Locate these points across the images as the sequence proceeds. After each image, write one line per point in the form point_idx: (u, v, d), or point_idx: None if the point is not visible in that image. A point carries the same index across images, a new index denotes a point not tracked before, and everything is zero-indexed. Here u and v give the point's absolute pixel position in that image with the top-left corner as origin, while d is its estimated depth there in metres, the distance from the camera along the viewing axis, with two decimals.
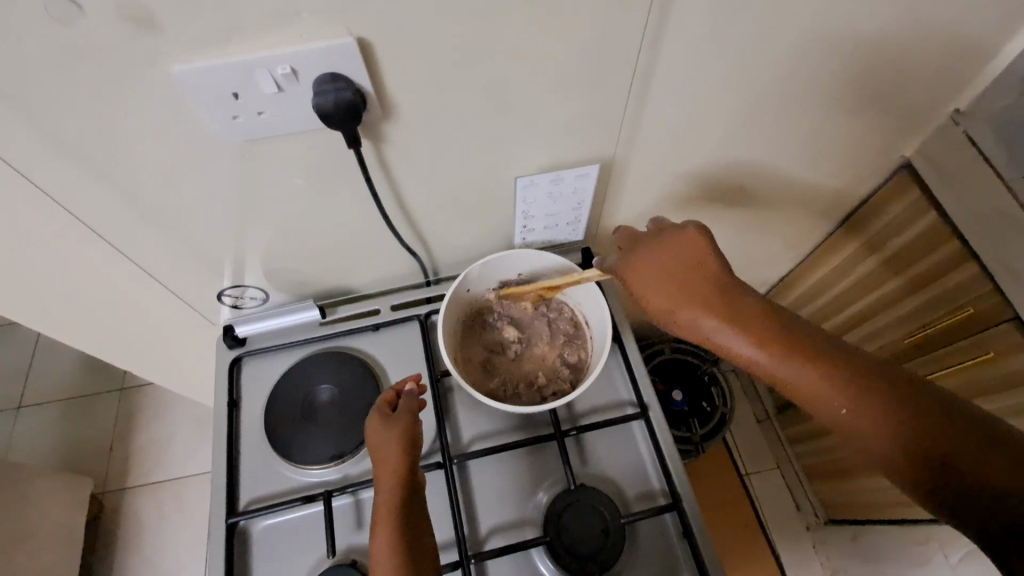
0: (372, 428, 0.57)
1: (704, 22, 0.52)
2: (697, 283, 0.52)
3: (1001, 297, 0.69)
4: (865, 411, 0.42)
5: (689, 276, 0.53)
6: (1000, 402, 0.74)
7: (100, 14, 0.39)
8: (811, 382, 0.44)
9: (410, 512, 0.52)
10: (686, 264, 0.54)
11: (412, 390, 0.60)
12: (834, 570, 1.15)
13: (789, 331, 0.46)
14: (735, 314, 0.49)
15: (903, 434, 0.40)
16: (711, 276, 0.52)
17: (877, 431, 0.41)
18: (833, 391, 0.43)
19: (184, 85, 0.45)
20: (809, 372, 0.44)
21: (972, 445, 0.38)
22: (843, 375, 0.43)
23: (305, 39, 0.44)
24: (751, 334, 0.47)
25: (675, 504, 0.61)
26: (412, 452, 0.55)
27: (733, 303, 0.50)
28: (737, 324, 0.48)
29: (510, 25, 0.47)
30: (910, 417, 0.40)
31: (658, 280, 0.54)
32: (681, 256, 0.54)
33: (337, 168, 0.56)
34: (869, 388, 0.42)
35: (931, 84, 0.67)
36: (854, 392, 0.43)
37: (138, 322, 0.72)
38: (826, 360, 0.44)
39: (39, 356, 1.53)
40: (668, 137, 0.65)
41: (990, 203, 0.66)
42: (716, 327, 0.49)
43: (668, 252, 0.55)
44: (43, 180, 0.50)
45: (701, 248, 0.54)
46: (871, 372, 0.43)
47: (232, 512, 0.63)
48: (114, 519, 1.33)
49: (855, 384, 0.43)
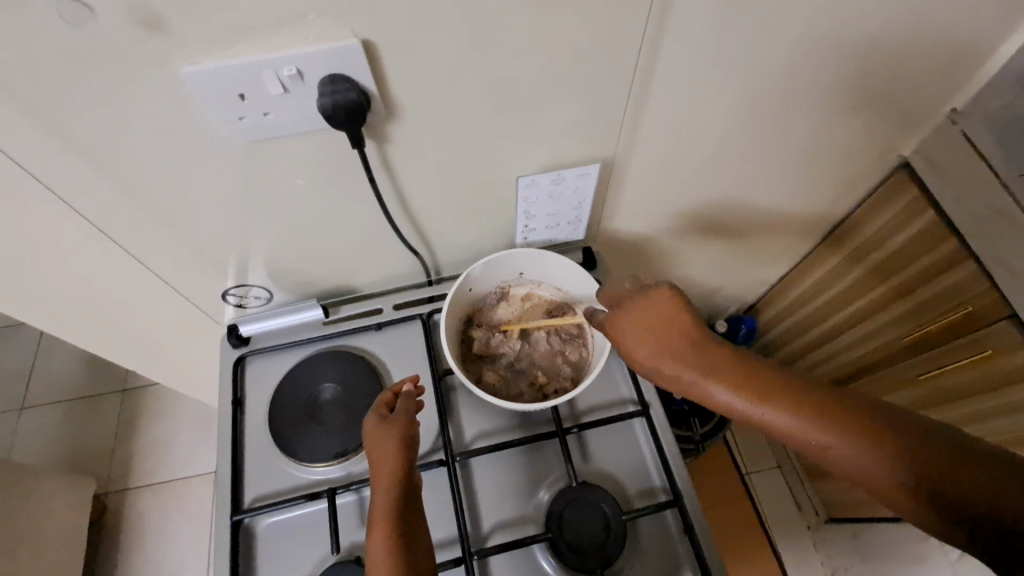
0: (369, 430, 0.57)
1: (704, 23, 0.53)
2: (676, 344, 0.51)
3: (999, 295, 0.70)
4: (868, 457, 0.42)
5: (665, 334, 0.52)
6: (999, 399, 0.75)
7: (108, 17, 0.40)
8: (807, 432, 0.44)
9: (407, 515, 0.53)
10: (663, 322, 0.53)
11: (410, 391, 0.60)
12: (835, 569, 1.15)
13: (773, 383, 0.46)
14: (721, 373, 0.48)
15: (907, 471, 0.40)
16: (689, 332, 0.51)
17: (882, 472, 0.41)
18: (830, 441, 0.43)
19: (191, 86, 0.45)
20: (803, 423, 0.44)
21: (977, 474, 0.38)
22: (836, 420, 0.43)
23: (311, 41, 0.45)
24: (737, 391, 0.47)
25: (676, 500, 0.62)
26: (409, 455, 0.55)
27: (716, 360, 0.49)
28: (726, 382, 0.47)
29: (513, 26, 0.48)
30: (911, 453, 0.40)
31: (642, 341, 0.53)
32: (657, 313, 0.53)
33: (341, 169, 0.56)
34: (864, 434, 0.42)
35: (927, 86, 0.68)
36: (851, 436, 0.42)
37: (143, 321, 0.73)
38: (818, 408, 0.44)
39: (41, 357, 1.53)
40: (668, 137, 0.66)
41: (990, 202, 0.67)
42: (700, 383, 0.49)
43: (642, 311, 0.54)
44: (51, 180, 0.51)
45: (673, 304, 0.53)
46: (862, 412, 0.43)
47: (237, 510, 0.63)
48: (116, 518, 1.33)
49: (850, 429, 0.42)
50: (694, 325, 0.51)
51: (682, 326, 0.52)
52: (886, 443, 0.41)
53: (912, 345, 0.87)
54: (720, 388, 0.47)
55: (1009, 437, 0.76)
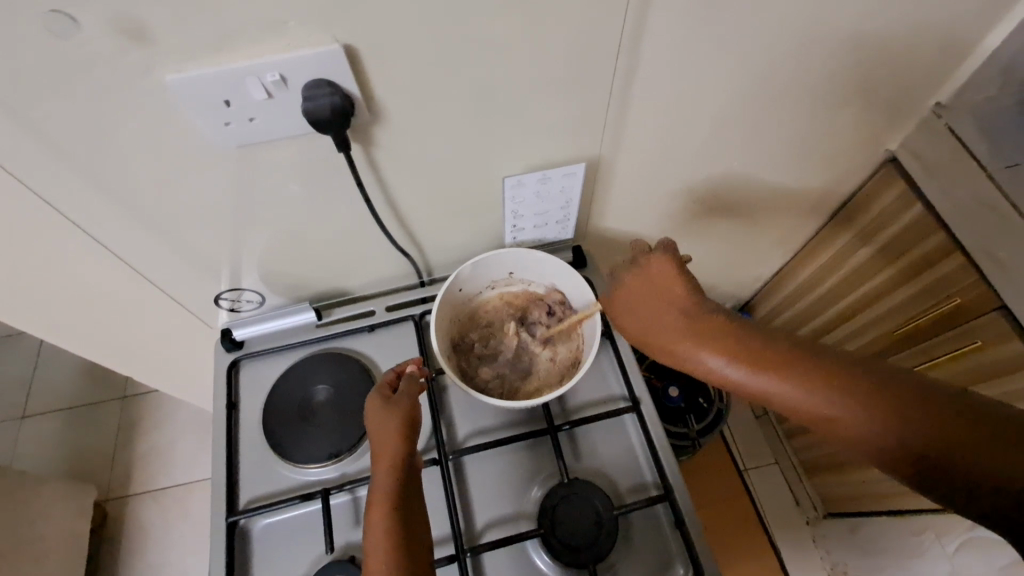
0: (371, 412, 0.58)
1: (683, 22, 0.54)
2: (671, 315, 0.53)
3: (987, 286, 0.70)
4: (877, 429, 0.41)
5: (661, 309, 0.54)
6: (990, 390, 0.75)
7: (92, 27, 0.41)
8: (805, 394, 0.44)
9: (407, 498, 0.53)
10: (663, 298, 0.55)
11: (412, 373, 0.62)
12: (835, 563, 1.15)
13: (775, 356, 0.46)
14: (719, 342, 0.49)
15: (922, 438, 0.40)
16: (683, 300, 0.53)
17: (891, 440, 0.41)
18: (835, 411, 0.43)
19: (177, 92, 0.46)
20: (801, 390, 0.44)
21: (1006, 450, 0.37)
22: (838, 386, 0.43)
23: (294, 47, 0.46)
24: (737, 362, 0.48)
25: (667, 494, 0.62)
26: (411, 437, 0.56)
27: (710, 326, 0.50)
28: (720, 350, 0.49)
29: (492, 30, 0.49)
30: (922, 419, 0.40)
31: (641, 312, 0.56)
32: (655, 281, 0.56)
33: (330, 173, 0.57)
34: (870, 404, 0.42)
35: (908, 80, 0.69)
36: (857, 406, 0.42)
37: (139, 327, 0.73)
38: (823, 372, 0.44)
39: (41, 366, 1.54)
40: (653, 135, 0.67)
41: (976, 194, 0.67)
42: (695, 352, 0.50)
43: (642, 276, 0.57)
44: (40, 187, 0.51)
45: (668, 269, 0.55)
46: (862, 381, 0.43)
47: (232, 512, 0.64)
48: (118, 525, 1.34)
49: (857, 398, 0.42)
50: (690, 293, 0.54)
51: (679, 292, 0.54)
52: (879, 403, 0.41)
53: (904, 337, 0.87)
54: (712, 357, 0.49)
55: None
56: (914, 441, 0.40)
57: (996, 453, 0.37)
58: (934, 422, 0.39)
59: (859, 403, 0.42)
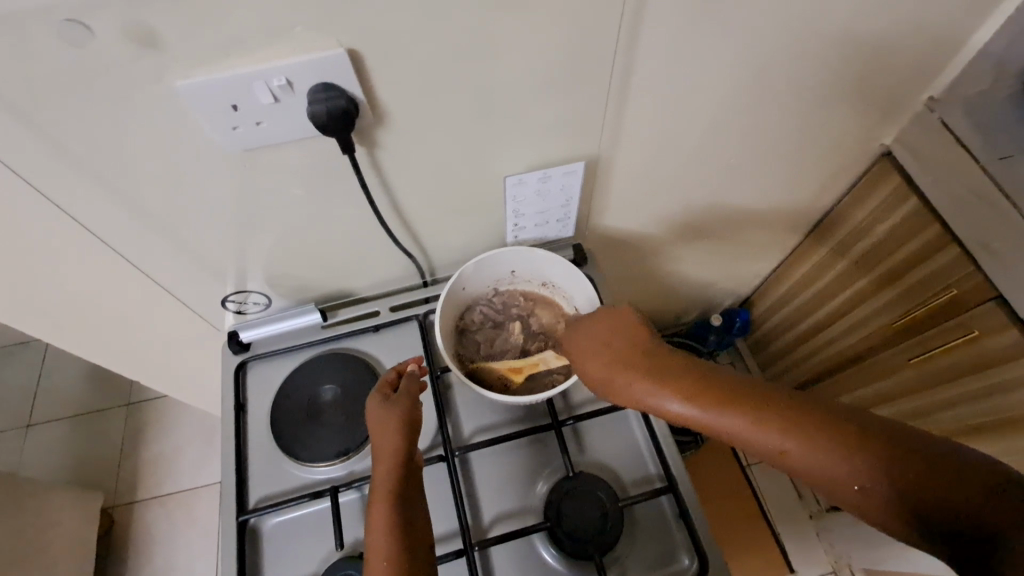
0: (371, 409, 0.59)
1: (679, 21, 0.55)
2: (632, 356, 0.54)
3: (983, 278, 0.71)
4: (845, 469, 0.41)
5: (621, 351, 0.55)
6: (989, 379, 0.76)
7: (104, 35, 0.42)
8: (773, 437, 0.44)
9: (407, 496, 0.54)
10: (626, 342, 0.56)
11: (413, 372, 0.62)
12: (839, 556, 1.18)
13: (736, 399, 0.47)
14: (674, 384, 0.50)
15: (867, 471, 0.41)
16: (637, 342, 0.55)
17: (844, 469, 0.41)
18: (803, 451, 0.43)
19: (187, 98, 0.47)
20: (768, 432, 0.44)
21: (949, 477, 0.38)
22: (805, 430, 0.43)
23: (300, 51, 0.47)
24: (695, 405, 0.48)
25: (671, 486, 0.63)
26: (410, 435, 0.57)
27: (668, 367, 0.51)
28: (673, 390, 0.49)
29: (491, 32, 0.50)
30: (888, 459, 0.40)
31: (601, 353, 0.56)
32: (616, 326, 0.58)
33: (335, 175, 0.58)
34: (837, 444, 0.42)
35: (901, 75, 0.70)
36: (825, 445, 0.42)
37: (146, 330, 0.74)
38: (790, 413, 0.44)
39: (46, 375, 1.55)
40: (651, 133, 0.68)
41: (969, 186, 0.69)
42: (651, 395, 0.50)
43: (603, 323, 0.59)
44: (50, 193, 0.52)
45: (629, 317, 0.58)
46: (828, 425, 0.43)
47: (243, 510, 0.64)
48: (125, 531, 1.34)
49: (825, 437, 0.43)
50: (648, 339, 0.55)
51: (638, 338, 0.55)
52: (844, 444, 0.42)
53: (902, 329, 0.88)
54: (670, 402, 0.49)
55: (999, 417, 0.77)
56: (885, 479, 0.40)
57: (940, 478, 0.38)
58: (901, 461, 0.40)
59: (811, 437, 0.43)
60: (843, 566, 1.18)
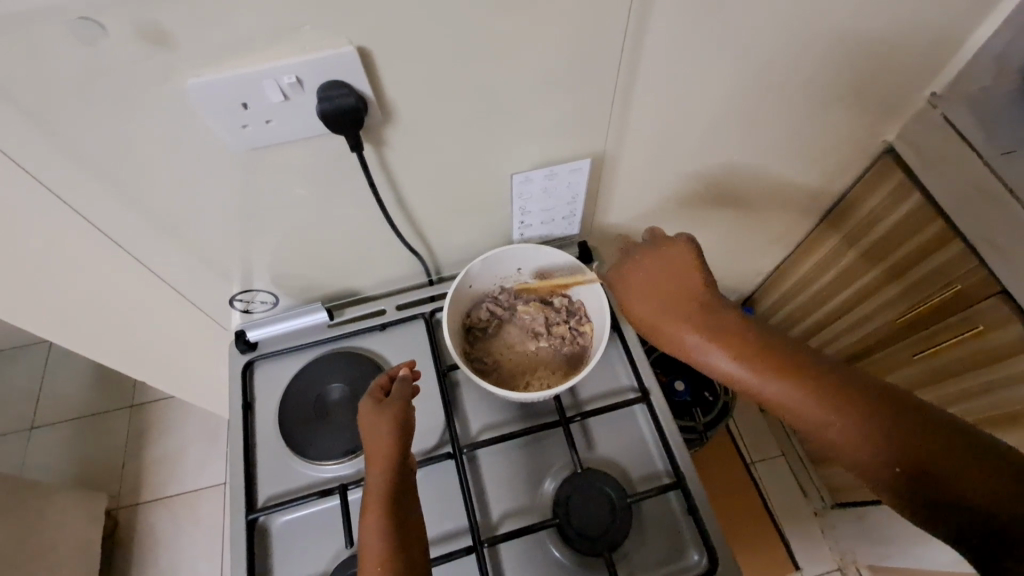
0: (363, 413, 0.59)
1: (685, 18, 0.55)
2: (684, 304, 0.55)
3: (987, 273, 0.71)
4: (866, 439, 0.44)
5: (673, 299, 0.56)
6: (993, 374, 0.77)
7: (114, 35, 0.42)
8: (805, 398, 0.47)
9: (401, 501, 0.54)
10: (680, 289, 0.57)
11: (405, 375, 0.62)
12: (844, 553, 1.19)
13: (780, 358, 0.49)
14: (722, 335, 0.52)
15: (887, 444, 0.43)
16: (692, 288, 0.56)
17: (855, 434, 0.44)
18: (829, 416, 0.46)
19: (198, 96, 0.47)
20: (802, 393, 0.47)
21: (956, 456, 0.41)
22: (837, 397, 0.46)
23: (309, 50, 0.47)
24: (737, 357, 0.50)
25: (679, 482, 0.64)
26: (403, 439, 0.57)
27: (719, 319, 0.53)
28: (719, 341, 0.52)
29: (498, 30, 0.50)
30: (909, 438, 0.43)
31: (653, 297, 0.58)
32: (672, 269, 0.58)
33: (342, 173, 0.58)
34: (864, 417, 0.44)
35: (905, 72, 0.70)
36: (853, 414, 0.45)
37: (152, 330, 0.74)
38: (827, 381, 0.47)
39: (48, 377, 1.54)
40: (656, 131, 0.68)
41: (972, 181, 0.69)
42: (697, 343, 0.53)
43: (660, 263, 0.59)
44: (59, 192, 0.52)
45: (689, 259, 0.58)
46: (861, 398, 0.45)
47: (252, 509, 0.65)
48: (129, 533, 1.34)
49: (854, 408, 0.45)
50: (704, 287, 0.56)
51: (693, 284, 0.56)
52: (872, 418, 0.44)
53: (906, 325, 0.88)
54: (713, 351, 0.52)
55: (1004, 412, 0.77)
56: (904, 455, 0.43)
57: (947, 454, 0.41)
58: (922, 442, 0.42)
59: (843, 404, 0.45)
60: (849, 565, 1.20)
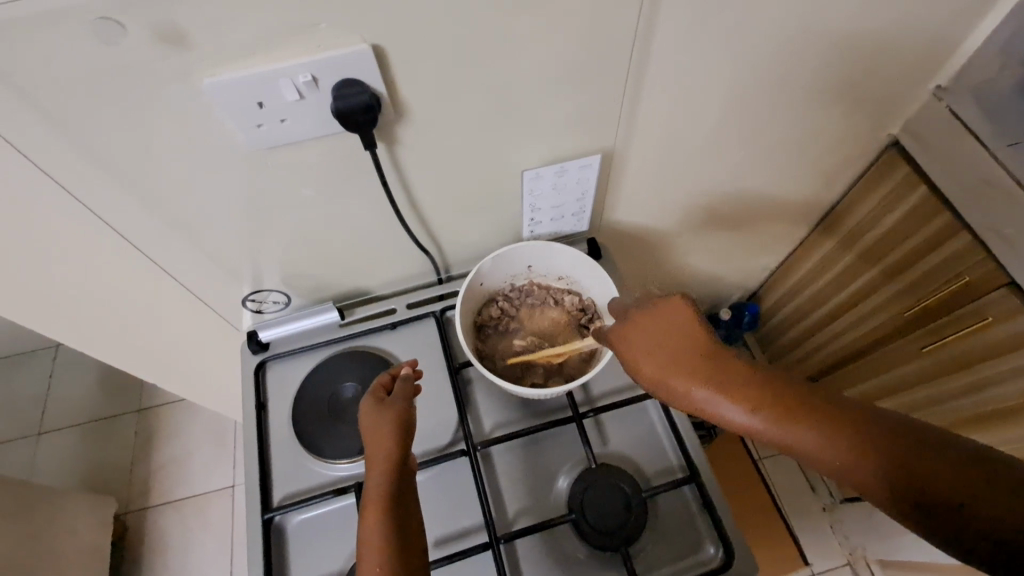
0: (364, 413, 0.59)
1: (695, 14, 0.55)
2: (685, 355, 0.48)
3: (995, 264, 0.72)
4: (909, 485, 0.37)
5: (671, 351, 0.49)
6: (1004, 365, 0.77)
7: (133, 35, 0.42)
8: (838, 450, 0.40)
9: (401, 495, 0.53)
10: (675, 337, 0.49)
11: (407, 374, 0.62)
12: (854, 548, 1.19)
13: (803, 408, 0.42)
14: (732, 389, 0.44)
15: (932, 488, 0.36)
16: (690, 339, 0.48)
17: (896, 482, 0.37)
18: (866, 469, 0.39)
19: (213, 96, 0.47)
20: (831, 445, 0.40)
21: (993, 487, 0.35)
22: (870, 444, 0.39)
23: (325, 48, 0.47)
24: (754, 411, 0.43)
25: (693, 476, 0.64)
26: (404, 434, 0.57)
27: (726, 370, 0.45)
28: (731, 396, 0.44)
29: (511, 26, 0.50)
30: (955, 477, 0.36)
31: (649, 352, 0.50)
32: (663, 320, 0.51)
33: (354, 172, 0.58)
34: (904, 461, 0.38)
35: (913, 65, 0.70)
36: (891, 460, 0.38)
37: (164, 331, 0.74)
38: (857, 425, 0.40)
39: (55, 383, 1.54)
40: (665, 128, 0.68)
41: (981, 174, 0.69)
42: (707, 400, 0.45)
43: (652, 319, 0.52)
44: (74, 193, 0.53)
45: (682, 309, 0.50)
46: (901, 440, 0.38)
47: (267, 509, 0.65)
48: (138, 537, 1.34)
49: (892, 454, 0.38)
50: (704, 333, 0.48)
51: (692, 335, 0.48)
52: (912, 462, 0.37)
53: (913, 318, 0.88)
54: (727, 409, 0.44)
55: (1014, 403, 0.78)
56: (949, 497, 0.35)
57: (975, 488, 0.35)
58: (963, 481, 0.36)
59: (878, 453, 0.39)
60: (859, 560, 1.20)
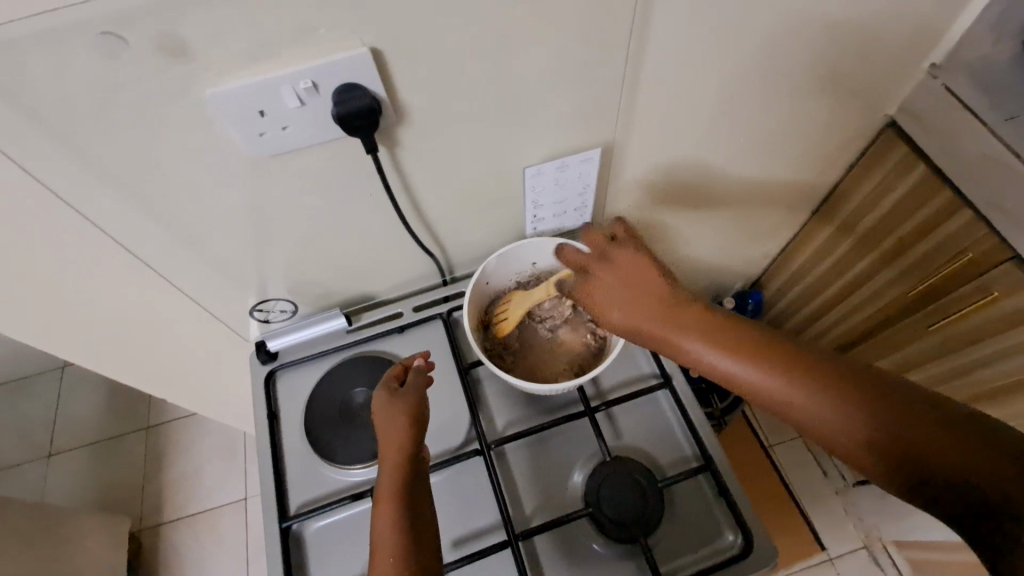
0: (377, 405, 0.59)
1: (690, 3, 0.55)
2: (655, 301, 0.53)
3: (999, 239, 0.72)
4: (854, 420, 0.42)
5: (642, 297, 0.54)
6: (1015, 338, 0.77)
7: (132, 49, 0.42)
8: (791, 387, 0.45)
9: (413, 492, 0.53)
10: (648, 287, 0.55)
11: (419, 366, 0.61)
12: (869, 530, 1.19)
13: (762, 349, 0.47)
14: (702, 330, 0.50)
15: (879, 423, 0.41)
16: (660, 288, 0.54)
17: (846, 417, 0.42)
18: (814, 402, 0.43)
19: (216, 106, 0.47)
20: (785, 381, 0.45)
21: (951, 433, 0.38)
22: (820, 381, 0.44)
23: (324, 53, 0.47)
24: (719, 350, 0.48)
25: (708, 465, 0.64)
26: (415, 430, 0.56)
27: (693, 314, 0.51)
28: (699, 335, 0.50)
29: (508, 24, 0.50)
30: (900, 414, 0.40)
31: (621, 297, 0.56)
32: (634, 273, 0.56)
33: (356, 176, 0.59)
34: (849, 397, 0.42)
35: (907, 44, 0.70)
36: (839, 397, 0.43)
37: (172, 345, 0.74)
38: (809, 365, 0.45)
39: (62, 404, 1.54)
40: (664, 119, 0.68)
41: (980, 149, 0.69)
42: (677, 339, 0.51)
43: (623, 268, 0.57)
44: (79, 211, 0.53)
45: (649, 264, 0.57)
46: (850, 379, 0.43)
47: (285, 517, 0.65)
48: (153, 554, 1.34)
49: (840, 391, 0.43)
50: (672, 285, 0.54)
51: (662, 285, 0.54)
52: (858, 398, 0.42)
53: (918, 297, 0.88)
54: (695, 346, 0.49)
55: None
56: (894, 433, 0.40)
57: (935, 435, 0.39)
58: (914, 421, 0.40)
59: (829, 389, 0.43)
60: (874, 542, 1.20)
